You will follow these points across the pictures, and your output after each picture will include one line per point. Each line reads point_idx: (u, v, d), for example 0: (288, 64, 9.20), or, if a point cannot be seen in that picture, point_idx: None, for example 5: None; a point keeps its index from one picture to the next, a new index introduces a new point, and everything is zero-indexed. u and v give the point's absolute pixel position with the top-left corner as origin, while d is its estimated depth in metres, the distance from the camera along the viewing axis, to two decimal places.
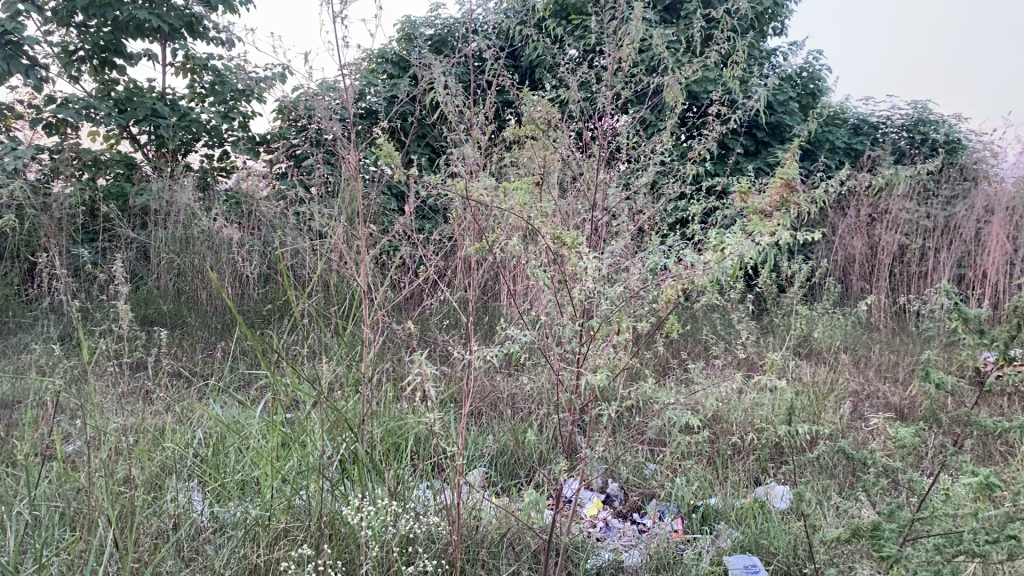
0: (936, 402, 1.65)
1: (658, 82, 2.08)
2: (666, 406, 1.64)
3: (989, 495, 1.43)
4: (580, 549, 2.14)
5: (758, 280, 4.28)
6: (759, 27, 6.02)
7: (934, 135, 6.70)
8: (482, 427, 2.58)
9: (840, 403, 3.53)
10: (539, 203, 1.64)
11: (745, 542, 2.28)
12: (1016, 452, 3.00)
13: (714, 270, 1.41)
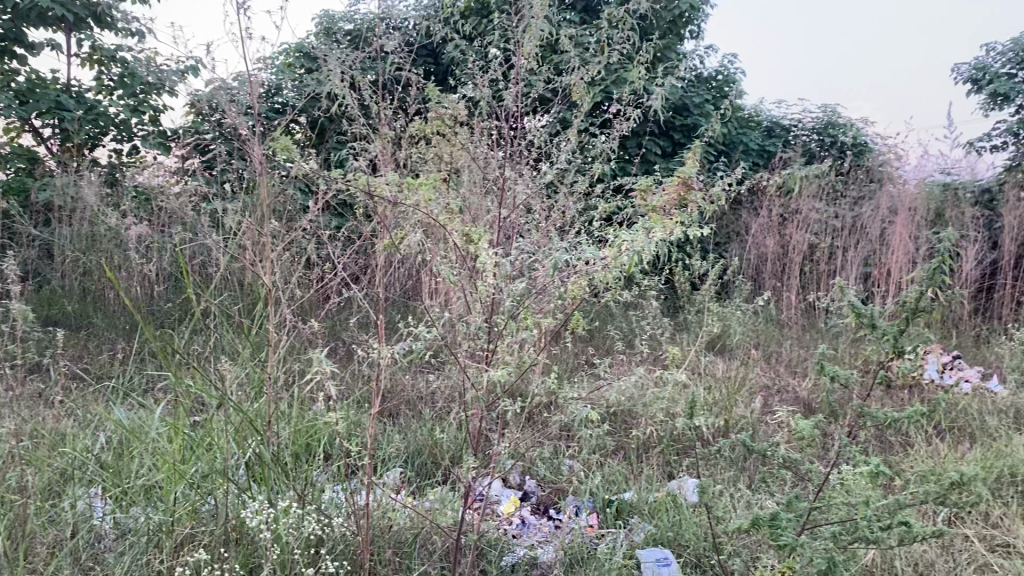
0: (833, 396, 1.71)
1: (564, 81, 2.08)
2: (571, 402, 1.66)
3: (878, 483, 1.50)
4: (494, 547, 2.15)
5: (674, 280, 4.38)
6: (675, 31, 6.15)
7: (841, 138, 6.94)
8: (395, 425, 2.56)
9: (751, 397, 3.64)
10: (447, 197, 1.64)
11: (656, 535, 2.32)
12: (912, 442, 3.14)
13: (615, 266, 1.42)
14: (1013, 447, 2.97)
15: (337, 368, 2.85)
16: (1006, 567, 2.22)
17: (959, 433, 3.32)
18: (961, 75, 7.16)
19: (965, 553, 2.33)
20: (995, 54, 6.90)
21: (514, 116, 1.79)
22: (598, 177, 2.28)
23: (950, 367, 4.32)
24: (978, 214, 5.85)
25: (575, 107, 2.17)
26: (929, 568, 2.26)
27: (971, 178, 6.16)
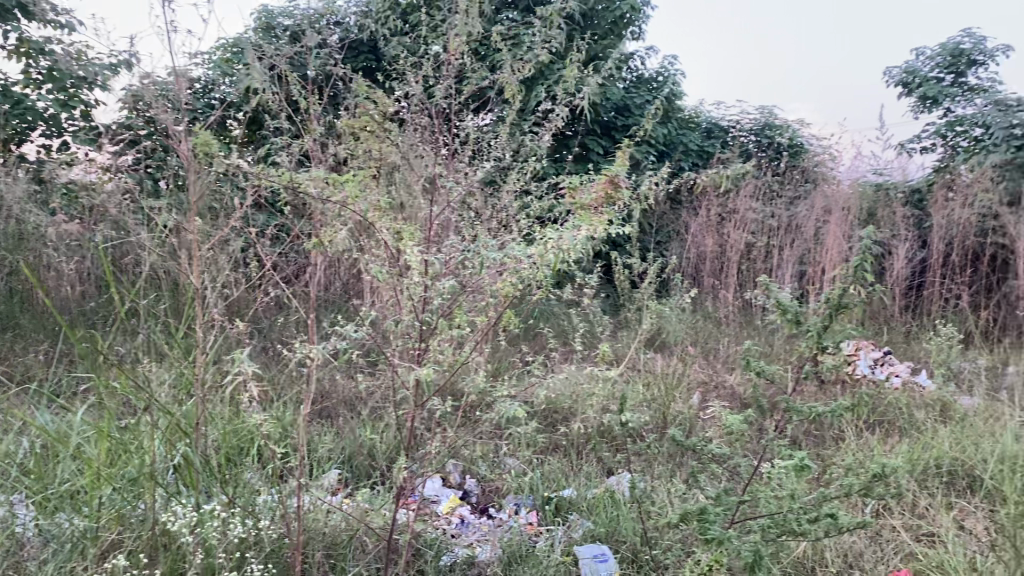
0: (761, 392, 1.74)
1: (496, 78, 2.07)
2: (503, 402, 1.66)
3: (803, 477, 1.54)
4: (432, 547, 2.14)
5: (614, 278, 4.43)
6: (616, 32, 6.22)
7: (778, 139, 7.14)
8: (330, 426, 2.53)
9: (688, 393, 3.70)
10: (378, 195, 1.64)
11: (595, 532, 2.34)
12: (843, 436, 3.22)
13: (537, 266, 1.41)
14: (938, 440, 3.07)
15: (261, 369, 2.78)
16: (929, 555, 2.30)
17: (887, 427, 3.42)
18: (892, 78, 7.38)
19: (892, 543, 2.40)
20: (924, 59, 7.12)
21: (444, 109, 1.81)
22: (530, 173, 2.30)
23: (882, 362, 4.45)
24: (908, 213, 6.03)
25: (508, 104, 2.19)
26: (857, 559, 2.32)
27: (902, 178, 6.34)
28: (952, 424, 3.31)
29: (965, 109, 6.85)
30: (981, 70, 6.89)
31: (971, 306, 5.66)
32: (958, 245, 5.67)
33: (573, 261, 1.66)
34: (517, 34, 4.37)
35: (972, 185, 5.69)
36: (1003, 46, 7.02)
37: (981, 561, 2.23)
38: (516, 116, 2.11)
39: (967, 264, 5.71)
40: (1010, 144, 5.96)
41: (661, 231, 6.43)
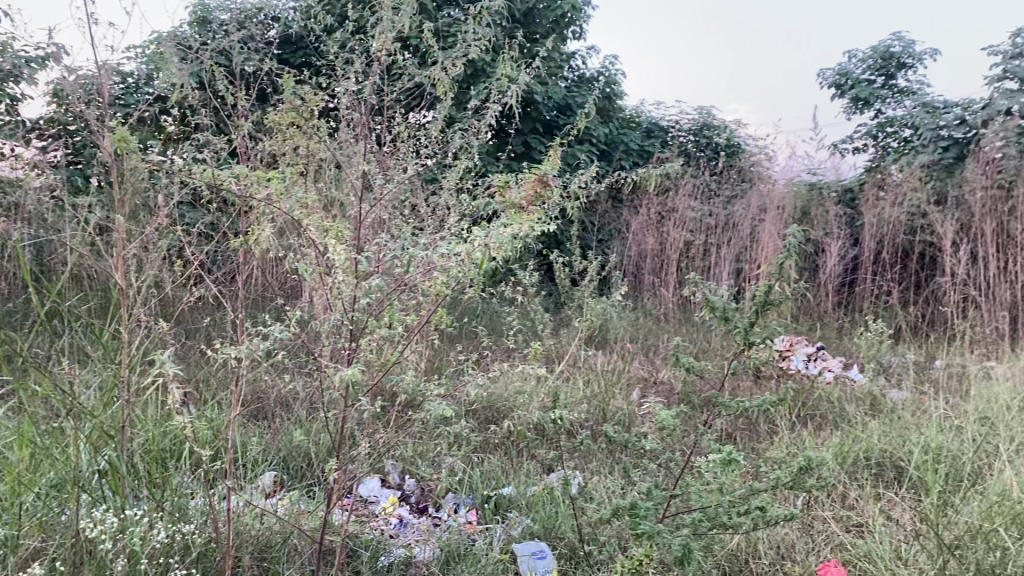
0: (692, 389, 1.76)
1: (428, 74, 2.05)
2: (436, 402, 1.65)
3: (731, 471, 1.56)
4: (369, 548, 2.12)
5: (554, 275, 4.46)
6: (558, 32, 6.26)
7: (716, 140, 7.27)
8: (264, 427, 2.49)
9: (627, 389, 3.74)
10: (307, 193, 1.61)
11: (534, 529, 2.35)
12: (777, 430, 3.29)
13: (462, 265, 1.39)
14: (868, 432, 3.15)
15: (189, 370, 2.71)
16: (857, 544, 2.36)
17: (819, 420, 3.50)
18: (826, 80, 7.56)
19: (822, 534, 2.46)
20: (856, 61, 7.32)
21: (371, 105, 1.80)
22: (463, 170, 2.31)
23: (815, 357, 4.56)
24: (841, 212, 6.18)
25: (440, 100, 2.20)
26: (789, 551, 2.38)
27: (834, 178, 6.51)
28: (881, 417, 3.40)
29: (894, 110, 7.06)
30: (910, 72, 7.11)
31: (900, 302, 5.82)
32: (888, 243, 5.83)
33: (503, 260, 1.65)
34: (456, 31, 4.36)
35: (901, 185, 5.86)
36: (930, 49, 7.25)
37: (906, 549, 2.29)
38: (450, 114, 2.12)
39: (897, 261, 5.87)
40: (937, 145, 6.16)
41: (603, 229, 6.54)
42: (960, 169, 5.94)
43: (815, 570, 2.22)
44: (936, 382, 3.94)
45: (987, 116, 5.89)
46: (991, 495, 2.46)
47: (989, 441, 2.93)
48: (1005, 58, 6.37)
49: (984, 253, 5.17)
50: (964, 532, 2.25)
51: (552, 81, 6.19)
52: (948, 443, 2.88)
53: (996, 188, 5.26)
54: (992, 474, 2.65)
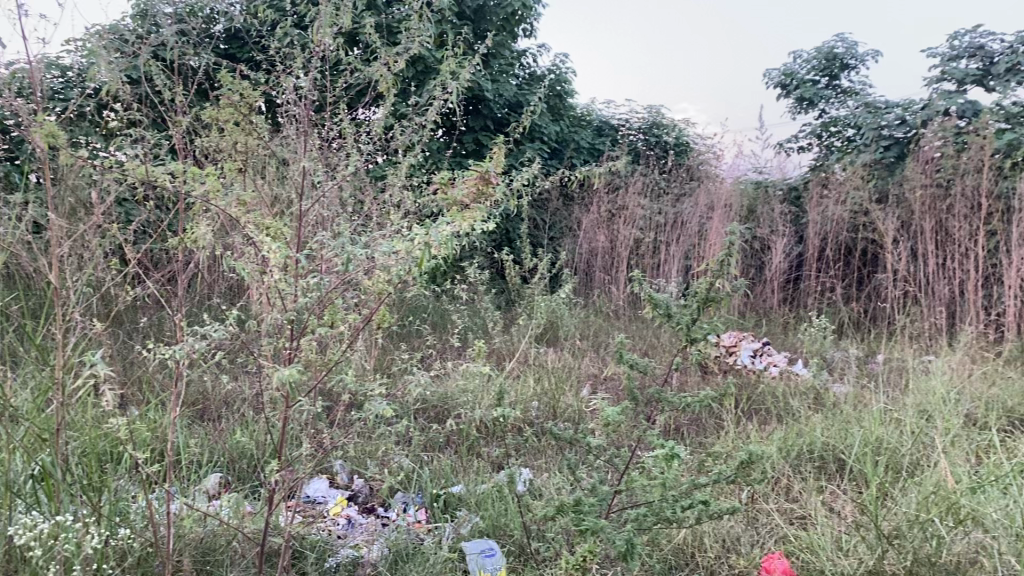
0: (636, 384, 1.78)
1: (371, 71, 2.04)
2: (379, 402, 1.64)
3: (672, 465, 1.59)
4: (316, 549, 2.11)
5: (505, 273, 4.48)
6: (507, 29, 6.28)
7: (665, 138, 7.54)
8: (208, 428, 2.46)
9: (577, 384, 3.76)
10: (246, 190, 1.59)
11: (483, 527, 2.35)
12: (722, 424, 3.35)
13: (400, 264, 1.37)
14: (811, 426, 3.22)
15: (132, 372, 2.67)
16: (800, 536, 2.40)
17: (764, 415, 3.57)
18: (771, 80, 7.69)
19: (767, 526, 2.51)
20: (800, 62, 7.46)
21: (309, 100, 1.78)
22: (405, 168, 2.31)
23: (761, 353, 4.63)
24: (786, 210, 6.30)
25: (382, 97, 2.19)
26: (735, 543, 2.42)
27: (780, 177, 6.70)
28: (824, 410, 3.47)
29: (837, 110, 7.21)
30: (852, 73, 7.26)
31: (843, 298, 5.95)
32: (832, 240, 5.95)
33: (446, 258, 1.65)
34: (399, 24, 4.34)
35: (844, 184, 5.99)
36: (871, 50, 7.42)
37: (846, 539, 2.34)
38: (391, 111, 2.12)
39: (839, 258, 6.00)
40: (878, 144, 6.31)
41: (554, 227, 6.58)
42: (899, 168, 6.09)
43: (760, 561, 2.25)
44: (877, 375, 4.03)
45: (926, 116, 6.04)
46: (927, 484, 2.52)
47: (926, 432, 3.00)
48: (943, 60, 6.55)
49: (922, 250, 5.31)
50: (902, 521, 2.30)
51: (502, 79, 6.21)
52: (887, 434, 2.95)
53: (933, 186, 5.40)
54: (928, 464, 2.72)
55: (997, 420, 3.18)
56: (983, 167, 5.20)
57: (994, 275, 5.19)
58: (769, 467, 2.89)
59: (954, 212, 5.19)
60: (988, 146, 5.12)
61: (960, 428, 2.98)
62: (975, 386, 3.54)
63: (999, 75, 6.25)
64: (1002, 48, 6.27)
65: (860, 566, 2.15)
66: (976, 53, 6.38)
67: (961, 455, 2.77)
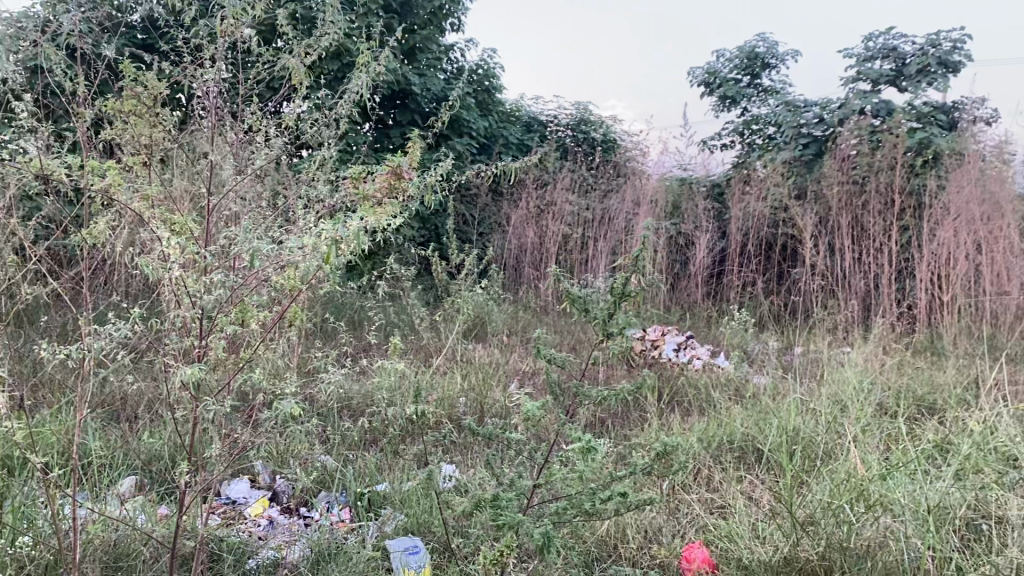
0: (555, 378, 1.79)
1: (283, 61, 1.99)
2: (289, 400, 1.61)
3: (589, 459, 1.59)
4: (235, 552, 2.06)
5: (432, 268, 4.48)
6: (435, 23, 6.27)
7: (592, 134, 7.63)
8: (123, 429, 2.39)
9: (505, 379, 3.78)
10: (150, 183, 1.55)
11: (407, 524, 2.33)
12: (647, 417, 3.42)
13: (311, 260, 1.35)
14: (731, 416, 3.31)
15: (41, 375, 2.59)
16: (719, 526, 2.46)
17: (687, 407, 3.65)
18: (696, 78, 7.84)
19: (687, 516, 2.57)
20: (723, 61, 7.61)
21: (218, 92, 1.74)
22: (319, 164, 2.28)
23: (685, 346, 4.72)
24: (708, 206, 6.43)
25: (292, 90, 2.16)
26: (656, 534, 2.48)
27: (704, 174, 6.86)
28: (743, 401, 3.56)
29: (758, 109, 7.39)
30: (773, 72, 7.45)
31: (764, 292, 6.10)
32: (753, 236, 6.09)
33: (359, 254, 1.62)
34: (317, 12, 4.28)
35: (765, 180, 6.14)
36: (791, 50, 7.62)
37: (761, 526, 2.41)
38: (301, 104, 2.10)
39: (760, 253, 6.15)
40: (797, 142, 6.50)
41: (483, 223, 6.60)
42: (817, 165, 6.29)
43: (680, 551, 2.30)
44: (797, 366, 4.14)
45: (842, 115, 6.23)
46: (839, 472, 2.59)
47: (840, 421, 3.10)
48: (859, 61, 6.76)
49: (839, 245, 5.48)
50: (815, 508, 2.37)
51: (430, 73, 6.18)
52: (803, 424, 3.03)
53: (849, 183, 5.57)
54: (840, 452, 2.80)
55: (907, 408, 3.30)
56: (895, 164, 5.44)
57: (907, 269, 5.38)
58: (691, 458, 2.95)
59: (868, 208, 5.37)
60: (899, 144, 5.31)
61: (872, 417, 3.07)
62: (887, 375, 3.67)
63: (911, 76, 6.49)
64: (913, 49, 6.51)
65: (775, 553, 2.21)
66: (889, 55, 6.60)
67: (872, 442, 2.86)
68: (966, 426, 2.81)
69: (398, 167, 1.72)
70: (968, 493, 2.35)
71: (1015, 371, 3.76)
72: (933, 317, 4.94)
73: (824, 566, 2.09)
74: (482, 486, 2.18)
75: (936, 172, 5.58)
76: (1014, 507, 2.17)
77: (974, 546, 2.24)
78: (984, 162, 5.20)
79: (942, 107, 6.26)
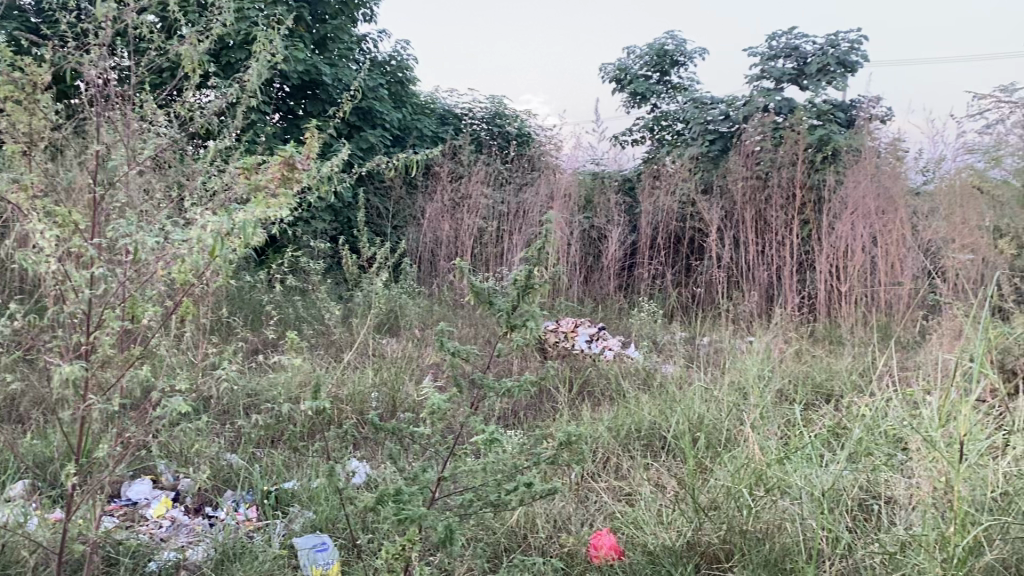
0: (459, 372, 1.78)
1: (176, 49, 1.93)
2: (179, 398, 1.57)
3: (492, 451, 1.60)
4: (134, 554, 2.01)
5: (344, 261, 4.43)
6: (346, 14, 6.20)
7: (507, 128, 7.72)
8: (13, 431, 2.30)
9: (418, 373, 3.76)
10: (33, 173, 1.49)
11: (315, 521, 2.30)
12: (559, 408, 3.49)
13: (197, 253, 1.33)
14: (639, 405, 3.39)
15: None
16: (626, 512, 2.52)
17: (599, 398, 3.73)
18: (607, 74, 7.94)
19: (596, 504, 2.64)
20: (634, 57, 7.73)
21: (102, 77, 1.67)
22: (218, 154, 2.23)
23: (598, 337, 4.81)
24: (620, 200, 6.55)
25: (186, 78, 2.11)
26: (565, 522, 2.53)
27: (616, 168, 7.07)
28: (652, 391, 3.64)
29: (668, 105, 7.55)
30: (681, 69, 7.62)
31: (673, 284, 6.24)
32: (663, 229, 6.22)
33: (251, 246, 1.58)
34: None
35: (674, 175, 6.27)
36: (698, 47, 7.80)
37: (666, 512, 2.47)
38: (194, 93, 2.06)
39: (670, 246, 6.29)
40: (704, 138, 6.68)
41: (398, 216, 6.57)
42: (723, 160, 6.46)
43: (588, 538, 2.36)
44: (702, 355, 4.28)
45: (747, 112, 6.43)
46: (739, 458, 2.67)
47: (741, 407, 3.20)
48: (762, 59, 6.97)
49: (743, 239, 5.64)
50: (717, 493, 2.44)
51: (341, 63, 6.09)
52: (707, 412, 3.12)
53: (753, 178, 5.75)
54: (740, 438, 2.89)
55: (805, 394, 3.43)
56: (796, 160, 5.64)
57: (807, 261, 5.57)
58: (599, 447, 3.03)
59: (772, 203, 5.55)
60: (799, 141, 5.51)
61: (772, 405, 3.19)
62: (788, 364, 3.81)
63: (811, 75, 6.72)
64: (814, 49, 6.74)
65: (678, 538, 2.28)
66: (791, 54, 6.82)
67: (772, 428, 2.97)
68: (857, 410, 2.93)
69: (294, 157, 1.70)
70: (861, 475, 2.45)
71: (905, 357, 3.95)
72: (831, 307, 5.13)
73: (724, 550, 2.19)
74: (387, 481, 2.18)
75: (835, 168, 5.80)
76: (900, 488, 2.28)
77: (863, 526, 2.35)
78: (879, 157, 5.42)
79: (840, 105, 6.50)
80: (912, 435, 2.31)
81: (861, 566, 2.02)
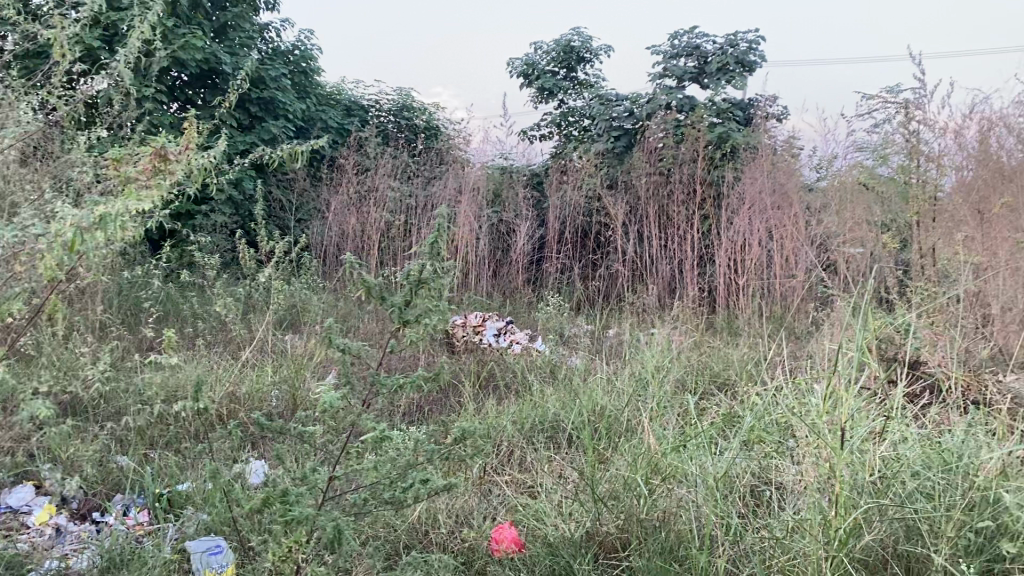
0: (351, 368, 1.73)
1: (46, 33, 1.84)
2: (47, 402, 1.50)
3: (382, 448, 1.57)
4: (11, 565, 1.91)
5: (242, 256, 4.32)
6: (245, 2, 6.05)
7: (415, 121, 7.68)
8: None
9: (319, 369, 3.70)
10: None
11: (208, 523, 2.23)
12: (463, 402, 3.51)
13: (57, 250, 1.27)
14: (542, 397, 3.43)
15: None
16: (527, 505, 2.53)
17: (502, 390, 3.75)
18: (514, 69, 7.96)
19: (498, 497, 2.65)
20: (541, 53, 7.77)
21: None
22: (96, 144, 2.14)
23: (505, 331, 4.82)
24: (528, 195, 6.58)
25: (59, 64, 2.02)
26: (467, 517, 2.53)
27: (525, 163, 7.16)
28: (556, 382, 3.69)
29: (574, 101, 7.64)
30: (587, 65, 7.72)
31: (580, 277, 6.30)
32: (570, 224, 6.28)
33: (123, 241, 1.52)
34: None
35: (581, 170, 6.34)
36: (604, 45, 7.91)
37: (566, 504, 2.49)
38: (65, 80, 1.96)
39: (577, 240, 6.34)
40: (609, 134, 6.79)
41: (301, 209, 6.45)
42: (628, 156, 6.58)
43: (489, 533, 2.36)
44: (605, 347, 4.35)
45: (650, 110, 6.56)
46: (637, 448, 2.71)
47: (641, 397, 3.26)
48: (665, 57, 7.11)
49: (647, 233, 5.74)
50: (616, 483, 2.47)
51: (242, 52, 5.93)
52: (607, 404, 3.17)
53: (655, 174, 5.86)
54: (639, 428, 2.95)
55: (701, 384, 3.53)
56: (698, 157, 5.77)
57: (708, 254, 5.70)
58: (503, 441, 3.04)
59: (673, 198, 5.66)
60: (700, 138, 5.65)
61: (670, 394, 3.27)
62: (686, 355, 3.91)
63: (711, 75, 6.90)
64: (714, 49, 6.92)
65: (577, 528, 2.31)
66: (692, 53, 6.98)
67: (670, 418, 3.04)
68: (749, 399, 3.03)
69: (171, 149, 1.65)
70: (753, 461, 2.52)
71: (798, 347, 4.11)
72: (730, 299, 5.27)
73: (622, 539, 2.24)
74: (280, 480, 2.13)
75: (734, 164, 5.97)
76: (789, 474, 2.35)
77: (754, 512, 2.41)
78: (775, 154, 5.60)
79: (740, 103, 6.70)
80: (800, 421, 2.38)
81: (750, 550, 2.08)
